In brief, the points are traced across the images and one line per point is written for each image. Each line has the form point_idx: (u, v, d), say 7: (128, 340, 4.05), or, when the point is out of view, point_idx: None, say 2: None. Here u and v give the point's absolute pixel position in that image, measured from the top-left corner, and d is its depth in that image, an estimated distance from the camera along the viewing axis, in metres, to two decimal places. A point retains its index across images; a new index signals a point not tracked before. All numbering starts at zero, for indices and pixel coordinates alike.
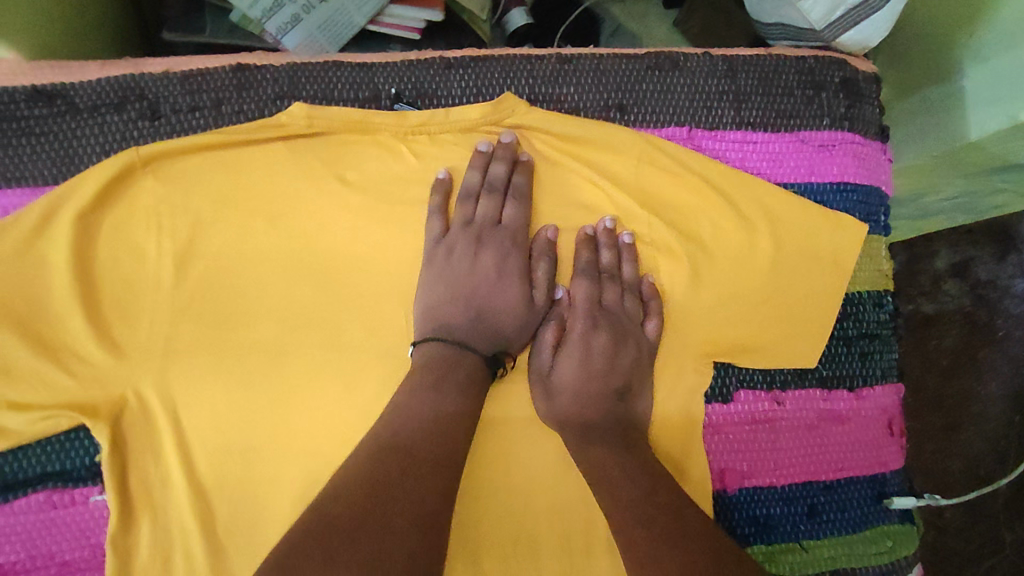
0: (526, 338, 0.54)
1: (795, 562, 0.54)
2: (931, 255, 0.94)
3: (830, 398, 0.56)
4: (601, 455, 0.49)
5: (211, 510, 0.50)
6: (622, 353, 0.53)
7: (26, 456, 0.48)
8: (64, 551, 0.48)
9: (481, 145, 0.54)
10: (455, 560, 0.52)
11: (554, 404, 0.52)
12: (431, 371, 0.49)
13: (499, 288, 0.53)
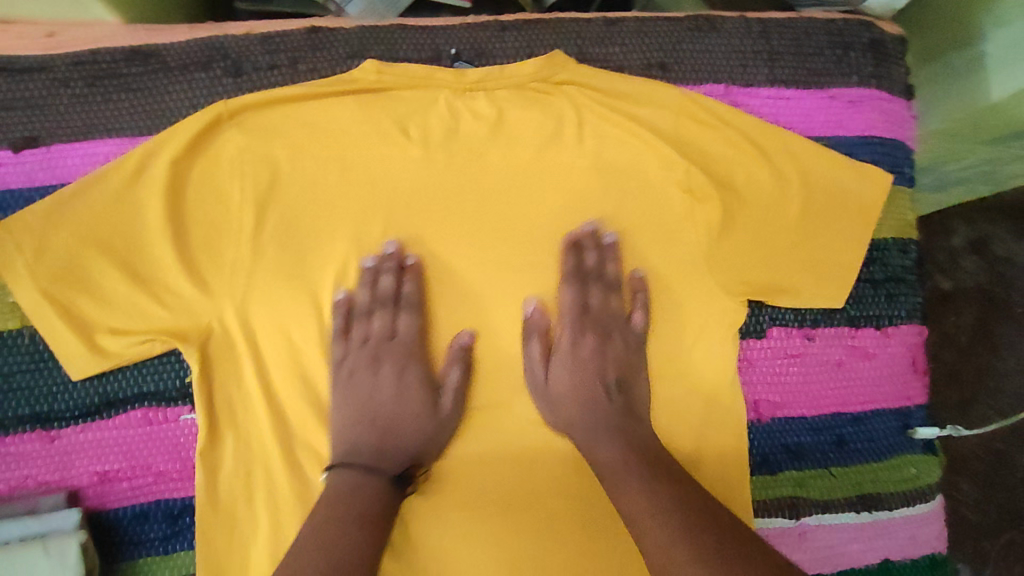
0: (439, 444, 0.57)
1: (823, 486, 0.59)
2: (947, 233, 0.97)
3: (858, 336, 0.60)
4: (617, 446, 0.54)
5: (290, 431, 0.55)
6: (609, 349, 0.58)
7: (125, 378, 0.53)
8: (158, 463, 0.53)
9: (364, 263, 0.57)
10: (509, 482, 0.58)
11: (555, 408, 0.57)
12: (350, 493, 0.51)
13: (401, 400, 0.57)
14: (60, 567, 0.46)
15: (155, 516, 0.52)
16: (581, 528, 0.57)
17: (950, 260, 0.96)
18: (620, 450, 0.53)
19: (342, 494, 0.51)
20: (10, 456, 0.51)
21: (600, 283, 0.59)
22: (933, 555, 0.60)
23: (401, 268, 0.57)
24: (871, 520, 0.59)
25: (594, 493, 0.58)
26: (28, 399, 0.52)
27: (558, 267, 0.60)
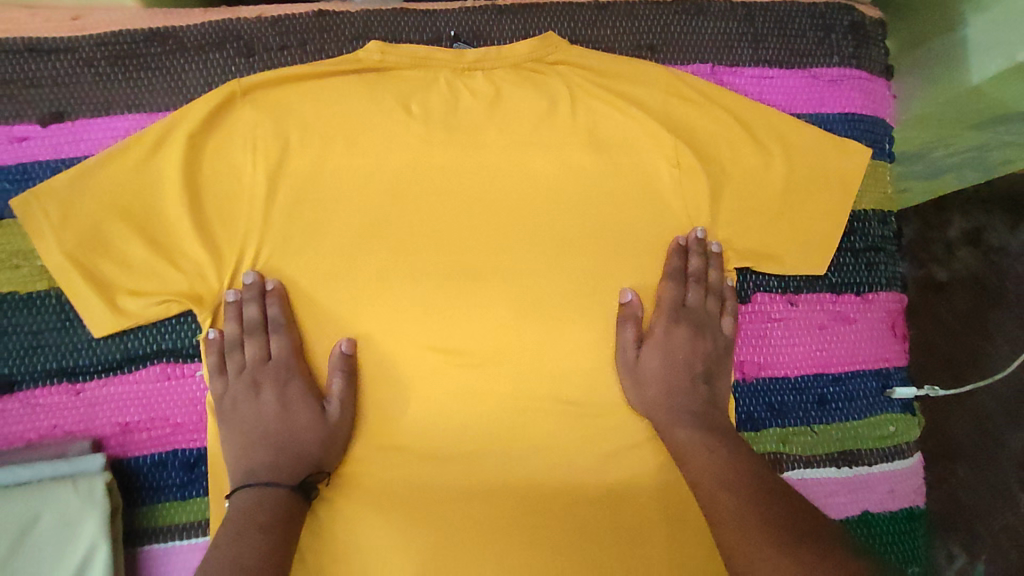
0: (336, 452, 0.58)
1: (805, 442, 0.62)
2: (944, 223, 0.97)
3: (839, 302, 0.63)
4: (693, 431, 0.56)
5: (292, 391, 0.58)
6: (702, 345, 0.60)
7: (145, 335, 0.57)
8: (175, 415, 0.57)
9: (226, 297, 0.57)
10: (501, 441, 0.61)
11: (644, 392, 0.59)
12: (250, 514, 0.52)
13: (289, 416, 0.57)
14: (87, 501, 0.49)
15: (172, 465, 0.56)
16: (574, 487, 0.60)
17: (947, 251, 0.97)
18: (698, 433, 0.56)
19: (236, 517, 0.52)
20: (39, 407, 0.55)
21: (706, 284, 0.61)
22: (912, 509, 0.63)
23: (261, 293, 0.57)
24: (850, 475, 0.62)
25: (584, 451, 0.61)
26: (56, 354, 0.56)
27: (662, 262, 0.62)
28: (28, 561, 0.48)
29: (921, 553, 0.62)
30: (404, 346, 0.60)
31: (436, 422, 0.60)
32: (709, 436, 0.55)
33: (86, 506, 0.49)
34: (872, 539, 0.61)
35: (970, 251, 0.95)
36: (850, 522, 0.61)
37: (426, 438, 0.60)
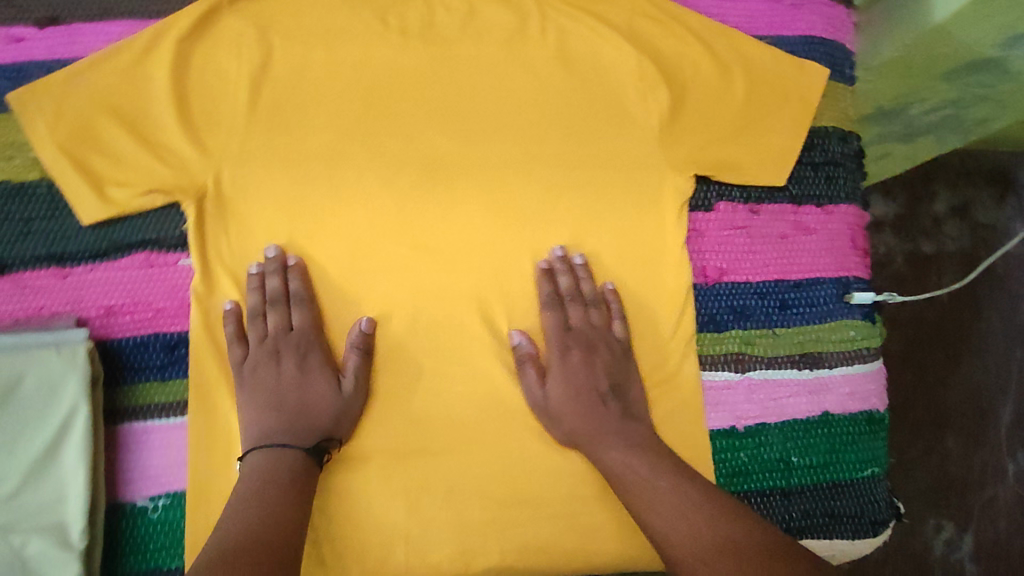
0: (350, 421, 0.59)
1: (766, 345, 0.63)
2: (931, 198, 1.12)
3: (800, 213, 0.65)
4: (617, 451, 0.57)
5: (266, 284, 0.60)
6: (597, 362, 0.61)
7: (131, 225, 0.60)
8: (157, 301, 0.59)
9: (251, 270, 0.60)
10: (474, 340, 0.62)
11: (557, 425, 0.59)
12: (272, 474, 0.53)
13: (307, 385, 0.59)
14: (69, 363, 0.52)
15: (154, 348, 0.59)
16: (542, 385, 0.61)
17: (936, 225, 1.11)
18: (624, 451, 0.57)
19: (259, 474, 0.54)
20: (28, 290, 0.58)
21: (580, 299, 0.62)
22: (873, 413, 0.64)
23: (283, 268, 0.60)
24: (811, 378, 0.63)
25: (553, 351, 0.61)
26: (45, 241, 0.59)
27: (535, 291, 0.63)
28: (15, 417, 0.51)
29: (881, 455, 0.64)
30: (377, 246, 0.62)
31: (410, 321, 0.61)
32: (638, 451, 0.57)
33: (69, 368, 0.52)
34: (833, 439, 0.63)
35: (957, 223, 1.11)
36: (810, 422, 0.63)
37: (400, 336, 0.61)
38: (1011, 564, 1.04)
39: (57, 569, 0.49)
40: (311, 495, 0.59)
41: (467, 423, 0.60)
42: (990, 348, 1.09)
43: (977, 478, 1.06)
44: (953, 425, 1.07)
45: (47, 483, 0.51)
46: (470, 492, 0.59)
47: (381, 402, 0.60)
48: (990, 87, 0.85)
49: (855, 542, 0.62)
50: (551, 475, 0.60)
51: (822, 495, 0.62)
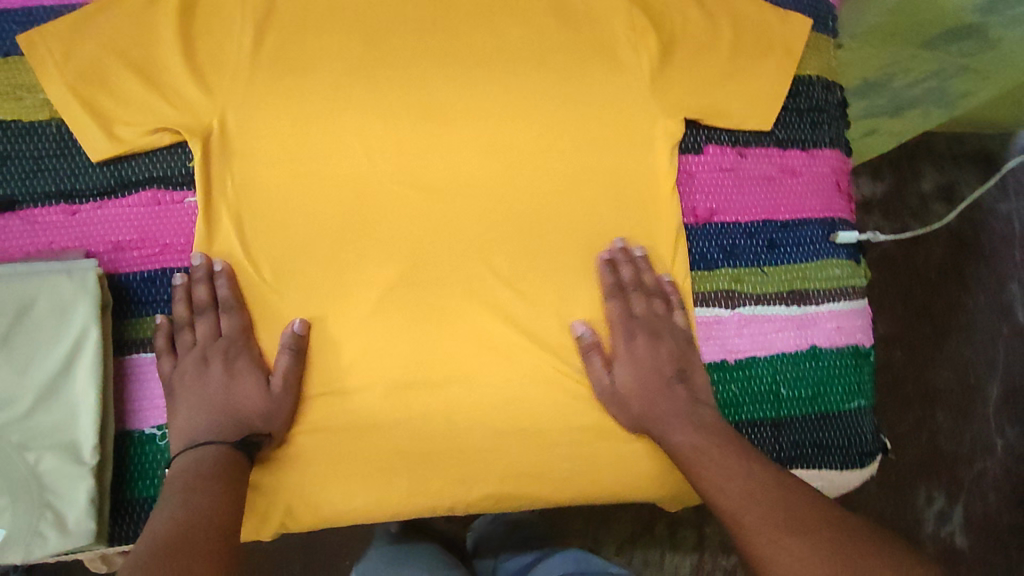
0: (282, 420, 0.59)
1: (754, 282, 0.66)
2: (916, 178, 1.24)
3: (786, 157, 0.68)
4: (692, 431, 0.57)
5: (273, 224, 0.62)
6: (661, 347, 0.61)
7: (138, 163, 0.61)
8: (165, 237, 0.61)
9: (176, 280, 0.60)
10: (475, 278, 0.62)
11: (627, 408, 0.60)
12: (202, 473, 0.53)
13: (234, 388, 0.58)
14: (80, 288, 0.53)
15: (161, 282, 0.60)
16: (542, 322, 0.62)
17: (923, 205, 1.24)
18: (694, 433, 0.57)
19: (187, 474, 0.53)
20: (38, 225, 0.60)
21: (642, 288, 0.62)
22: (859, 347, 0.66)
23: (210, 275, 0.60)
24: (798, 313, 0.66)
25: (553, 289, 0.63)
26: (55, 178, 0.60)
27: (595, 281, 0.63)
28: (27, 340, 0.53)
29: (868, 387, 0.66)
30: (375, 189, 0.63)
31: (408, 261, 0.62)
32: (708, 435, 0.57)
33: (78, 293, 0.53)
34: (820, 371, 0.65)
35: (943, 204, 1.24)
36: (798, 356, 0.65)
37: (401, 275, 0.62)
38: (1001, 536, 1.16)
39: (72, 484, 0.51)
40: (315, 429, 0.60)
41: (467, 358, 0.61)
42: (979, 325, 1.22)
43: (966, 451, 1.19)
44: (946, 400, 1.20)
45: (58, 405, 0.53)
46: (474, 426, 0.60)
47: (382, 338, 0.61)
48: (971, 57, 0.88)
49: (842, 471, 0.65)
50: (551, 409, 0.61)
51: (811, 426, 0.64)
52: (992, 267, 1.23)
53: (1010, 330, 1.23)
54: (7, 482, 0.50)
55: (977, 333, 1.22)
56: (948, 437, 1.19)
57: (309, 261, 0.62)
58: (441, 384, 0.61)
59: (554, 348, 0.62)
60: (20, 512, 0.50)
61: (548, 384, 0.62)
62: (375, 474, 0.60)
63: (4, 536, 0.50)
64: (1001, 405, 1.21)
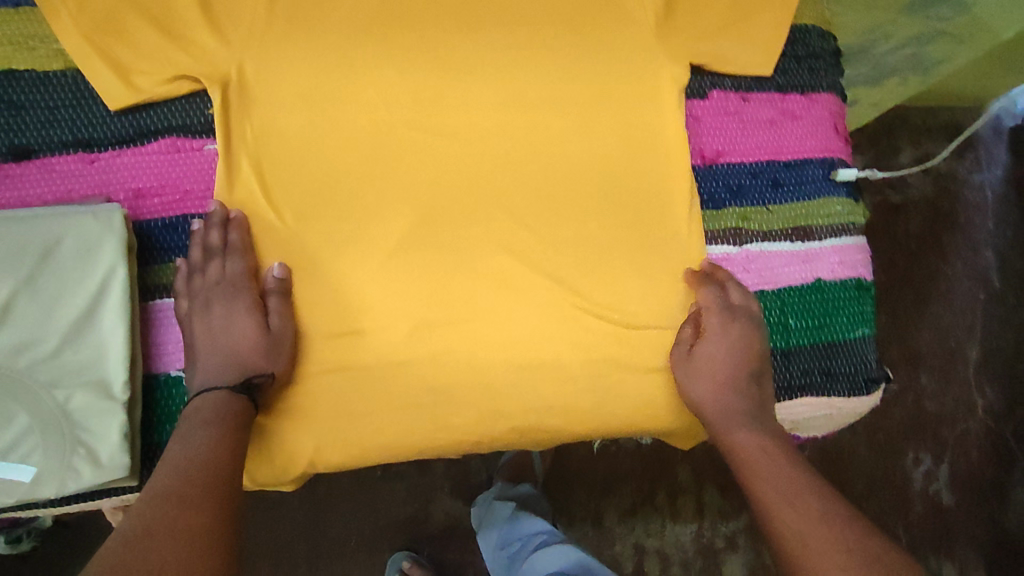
0: (283, 359, 0.59)
1: (760, 219, 0.68)
2: (897, 153, 1.38)
3: (786, 100, 0.71)
4: (752, 433, 0.62)
5: (292, 170, 0.62)
6: (749, 349, 0.64)
7: (157, 112, 0.61)
8: (186, 185, 0.61)
9: (193, 227, 0.60)
10: (496, 223, 0.63)
11: (698, 390, 0.63)
12: (199, 418, 0.55)
13: (235, 330, 0.59)
14: (106, 227, 0.53)
15: (182, 229, 0.61)
16: (562, 265, 0.64)
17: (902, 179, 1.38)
18: (757, 440, 0.61)
19: (189, 419, 0.55)
20: (55, 173, 0.59)
21: (741, 295, 0.64)
22: (861, 280, 0.69)
23: (225, 221, 0.60)
24: (803, 248, 0.68)
25: (572, 234, 0.64)
26: (71, 127, 0.60)
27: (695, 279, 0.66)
28: (52, 280, 0.53)
29: (871, 318, 0.69)
30: (389, 135, 0.63)
31: (427, 206, 0.63)
32: (769, 444, 0.61)
33: (104, 232, 0.53)
34: (826, 303, 0.67)
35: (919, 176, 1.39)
36: (804, 288, 0.67)
37: (424, 221, 0.63)
38: (982, 489, 1.31)
39: (103, 420, 0.51)
40: (343, 373, 0.60)
41: (487, 300, 0.62)
42: (958, 292, 1.36)
43: (950, 413, 1.32)
44: (926, 361, 1.34)
45: (86, 344, 0.52)
46: (502, 368, 0.61)
47: (408, 283, 0.62)
48: (948, 21, 0.94)
49: (850, 398, 0.67)
50: (576, 349, 0.63)
51: (818, 355, 0.67)
52: (967, 235, 1.38)
53: (987, 296, 1.37)
54: (36, 418, 0.50)
55: (956, 297, 1.36)
56: (931, 399, 1.33)
57: (326, 204, 0.62)
58: (463, 326, 0.62)
59: (576, 289, 0.64)
60: (52, 449, 0.50)
61: (567, 322, 0.63)
62: (401, 415, 0.61)
63: (39, 471, 0.50)
64: (980, 366, 1.34)
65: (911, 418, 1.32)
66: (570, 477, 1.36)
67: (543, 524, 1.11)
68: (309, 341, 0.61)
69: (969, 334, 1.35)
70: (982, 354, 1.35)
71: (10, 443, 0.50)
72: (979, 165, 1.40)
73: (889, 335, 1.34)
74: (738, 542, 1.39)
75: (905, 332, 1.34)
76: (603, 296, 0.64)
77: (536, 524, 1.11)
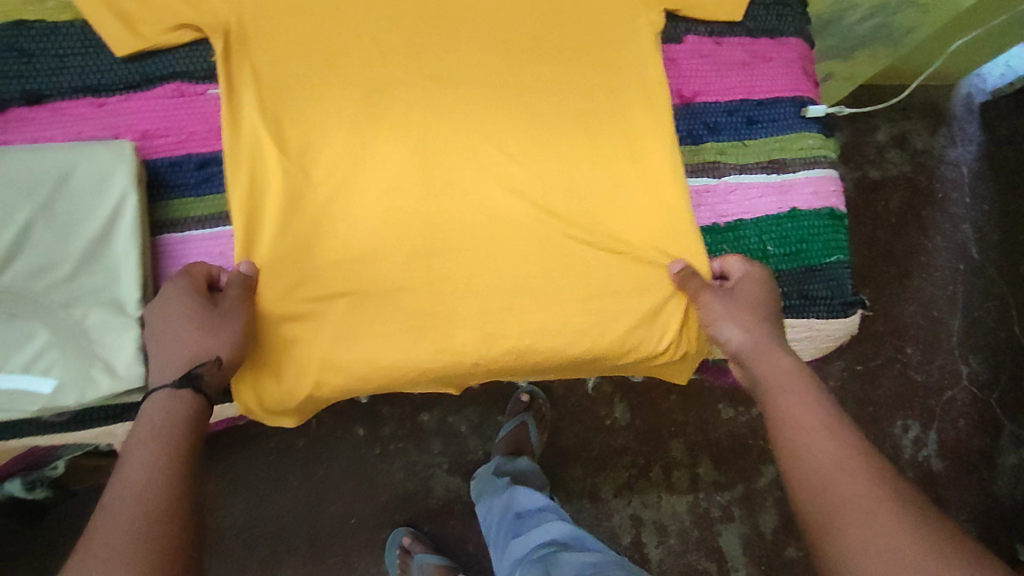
0: (221, 330, 0.54)
1: (737, 153, 0.72)
2: (872, 131, 1.44)
3: (757, 44, 0.75)
4: (782, 364, 0.60)
5: (289, 110, 0.65)
6: (770, 298, 0.65)
7: (161, 60, 0.64)
8: (191, 126, 0.64)
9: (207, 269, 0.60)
10: (489, 167, 0.67)
11: (728, 321, 0.63)
12: (147, 423, 0.50)
13: (168, 310, 0.54)
14: (117, 155, 0.55)
15: (186, 166, 0.63)
16: (552, 204, 0.67)
17: (881, 155, 1.44)
18: (792, 372, 0.59)
19: (135, 445, 0.49)
20: (65, 117, 0.62)
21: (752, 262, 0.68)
22: (835, 210, 0.72)
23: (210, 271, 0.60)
24: (778, 180, 0.72)
25: (561, 174, 0.68)
26: (80, 74, 0.63)
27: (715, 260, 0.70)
28: (66, 205, 0.54)
29: (844, 244, 0.72)
30: (384, 81, 0.66)
31: (423, 149, 0.66)
32: (803, 381, 0.58)
33: (116, 159, 0.55)
34: (801, 231, 0.71)
35: (898, 152, 1.44)
36: (780, 217, 0.71)
37: (419, 163, 0.66)
38: (970, 456, 1.35)
39: (118, 334, 0.53)
40: (346, 306, 0.63)
41: (483, 235, 0.65)
42: (939, 264, 1.41)
43: (935, 382, 1.37)
44: (909, 331, 1.38)
45: (100, 266, 0.54)
46: (497, 301, 0.65)
47: (407, 221, 0.64)
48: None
49: (828, 320, 0.71)
50: (567, 278, 0.66)
51: (795, 279, 0.70)
52: (944, 209, 1.43)
53: (967, 268, 1.41)
54: (57, 333, 0.53)
55: (936, 269, 1.41)
56: (916, 367, 1.37)
57: (321, 147, 0.64)
58: (460, 258, 0.65)
59: (566, 224, 0.67)
60: (71, 363, 0.53)
61: (560, 255, 0.66)
62: (399, 348, 0.63)
63: (60, 383, 0.52)
64: (964, 336, 1.39)
65: (898, 387, 1.37)
66: (567, 452, 1.39)
67: (539, 500, 1.14)
68: (311, 273, 0.63)
69: (950, 303, 1.40)
70: (966, 323, 1.39)
71: (31, 358, 0.52)
72: (953, 142, 1.45)
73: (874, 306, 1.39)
74: (734, 512, 1.41)
75: (891, 304, 1.39)
76: (592, 229, 0.67)
77: (532, 501, 1.14)
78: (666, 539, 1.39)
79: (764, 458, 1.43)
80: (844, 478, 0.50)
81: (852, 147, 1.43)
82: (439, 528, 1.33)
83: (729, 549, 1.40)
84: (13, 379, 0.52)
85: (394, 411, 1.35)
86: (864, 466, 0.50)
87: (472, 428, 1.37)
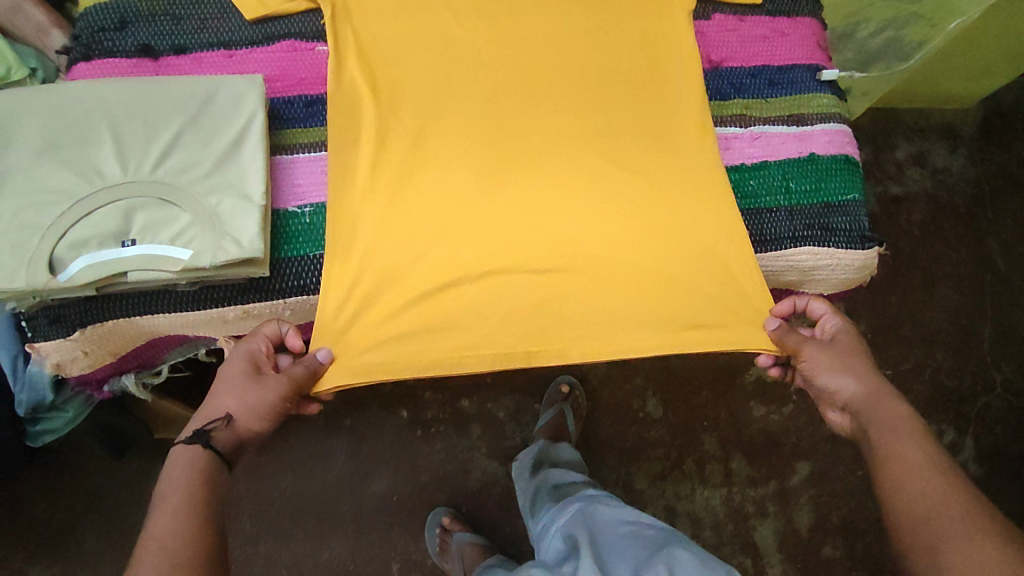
0: (246, 409, 0.66)
1: (760, 108, 0.83)
2: (889, 148, 1.52)
3: (775, 21, 0.87)
4: (893, 406, 0.68)
5: (378, 64, 0.77)
6: (861, 349, 0.74)
7: (280, 23, 0.78)
8: (301, 74, 0.77)
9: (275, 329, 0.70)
10: (545, 120, 0.78)
11: (835, 371, 0.72)
12: (175, 462, 0.62)
13: (227, 373, 0.68)
14: (250, 83, 0.68)
15: (297, 104, 0.76)
16: (597, 149, 0.77)
17: (898, 172, 1.51)
18: (906, 415, 0.66)
19: (163, 495, 0.60)
20: (204, 65, 0.76)
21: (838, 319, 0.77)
22: (849, 157, 0.82)
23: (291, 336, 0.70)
24: (798, 130, 0.82)
25: (606, 123, 0.78)
26: (216, 33, 0.77)
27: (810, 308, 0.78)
28: (209, 120, 0.67)
29: (858, 186, 0.82)
30: (458, 46, 0.79)
31: (490, 100, 0.77)
32: (912, 424, 0.65)
33: (250, 88, 0.68)
34: (820, 172, 0.80)
35: (918, 168, 1.51)
36: (801, 159, 0.81)
37: (486, 112, 0.77)
38: (1006, 463, 1.37)
39: (244, 216, 0.64)
40: (425, 222, 0.73)
41: (541, 173, 0.75)
42: (966, 274, 1.47)
43: (969, 387, 1.40)
44: (939, 336, 1.42)
45: (232, 168, 0.66)
46: (556, 230, 0.74)
47: (476, 158, 0.75)
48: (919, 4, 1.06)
49: (847, 250, 0.79)
50: (613, 212, 0.75)
51: (816, 213, 0.79)
52: (967, 222, 1.49)
53: (993, 278, 1.47)
54: (197, 216, 0.64)
55: (964, 279, 1.46)
56: (949, 374, 1.40)
57: (407, 95, 0.77)
58: (521, 194, 0.75)
59: (609, 166, 0.77)
60: (206, 237, 0.63)
61: (609, 190, 0.76)
62: (450, 265, 0.72)
63: (196, 253, 0.63)
64: (995, 345, 1.43)
65: (933, 393, 1.39)
66: (603, 441, 1.40)
67: (573, 475, 1.16)
68: (397, 192, 0.73)
69: (980, 312, 1.44)
70: (997, 335, 1.43)
71: (176, 234, 0.64)
72: (972, 160, 1.53)
73: (904, 310, 1.43)
74: (768, 507, 1.40)
75: (920, 311, 1.43)
76: (632, 168, 0.77)
77: (567, 475, 1.16)
78: (700, 532, 1.38)
79: (798, 455, 1.42)
80: (939, 501, 0.58)
81: (875, 164, 1.51)
82: (477, 509, 1.34)
83: (763, 545, 1.38)
84: (160, 248, 0.63)
85: (436, 396, 1.37)
86: (955, 486, 0.59)
87: (510, 415, 1.39)
